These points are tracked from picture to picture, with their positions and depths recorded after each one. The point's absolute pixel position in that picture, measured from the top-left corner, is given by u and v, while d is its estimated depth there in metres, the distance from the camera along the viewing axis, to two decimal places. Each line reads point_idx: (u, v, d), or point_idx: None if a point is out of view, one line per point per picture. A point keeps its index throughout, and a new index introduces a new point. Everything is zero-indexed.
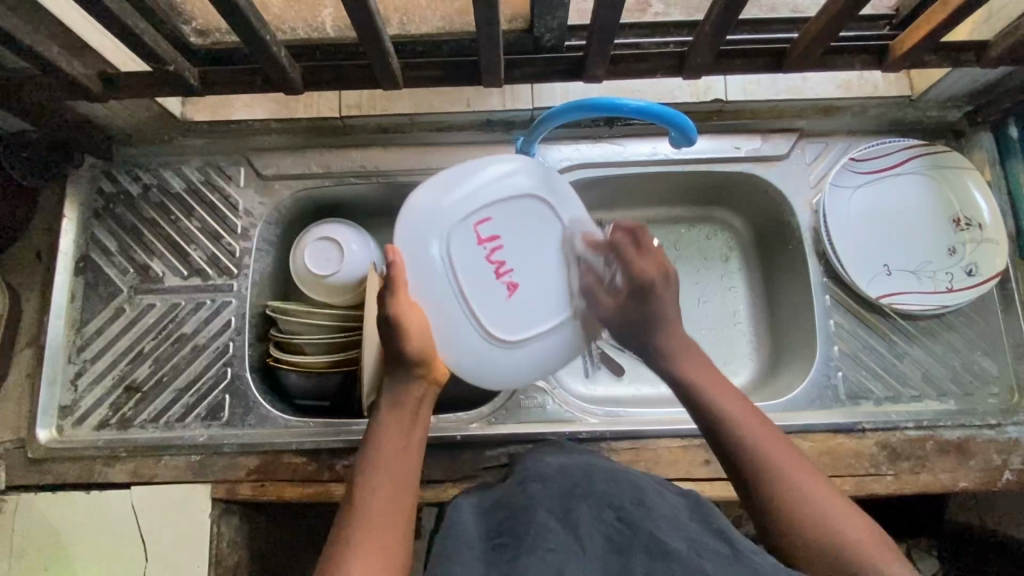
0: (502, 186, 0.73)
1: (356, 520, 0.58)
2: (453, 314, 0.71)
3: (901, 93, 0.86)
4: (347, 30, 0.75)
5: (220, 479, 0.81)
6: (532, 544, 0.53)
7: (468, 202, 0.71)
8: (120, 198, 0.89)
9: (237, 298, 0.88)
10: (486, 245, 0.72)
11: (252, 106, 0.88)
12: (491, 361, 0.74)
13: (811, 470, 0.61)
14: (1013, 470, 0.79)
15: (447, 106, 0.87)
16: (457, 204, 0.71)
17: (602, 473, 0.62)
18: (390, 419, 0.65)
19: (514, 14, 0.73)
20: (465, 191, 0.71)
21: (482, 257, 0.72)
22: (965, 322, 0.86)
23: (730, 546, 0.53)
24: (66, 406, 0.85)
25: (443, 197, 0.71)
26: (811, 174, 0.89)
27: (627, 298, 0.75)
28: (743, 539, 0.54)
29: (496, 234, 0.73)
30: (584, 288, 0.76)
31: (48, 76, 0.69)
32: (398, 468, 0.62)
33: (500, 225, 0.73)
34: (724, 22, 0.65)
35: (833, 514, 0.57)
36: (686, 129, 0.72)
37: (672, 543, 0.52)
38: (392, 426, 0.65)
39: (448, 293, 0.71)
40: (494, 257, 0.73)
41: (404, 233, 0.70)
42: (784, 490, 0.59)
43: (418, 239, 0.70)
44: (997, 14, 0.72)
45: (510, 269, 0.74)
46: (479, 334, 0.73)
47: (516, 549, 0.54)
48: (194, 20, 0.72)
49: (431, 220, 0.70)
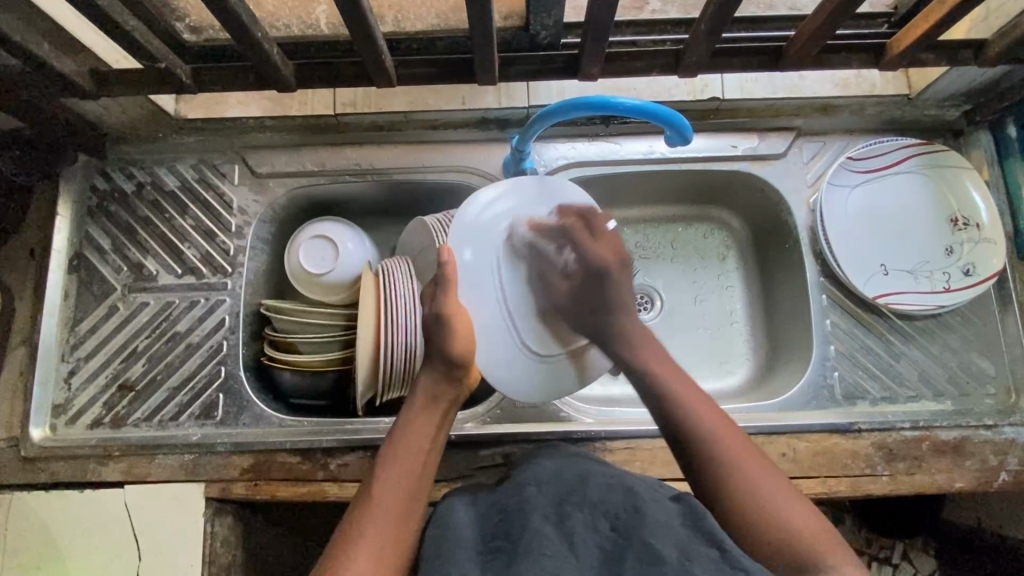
0: (535, 213, 0.79)
1: (374, 510, 0.59)
2: (492, 321, 0.77)
3: (899, 92, 0.86)
4: (340, 26, 0.74)
5: (214, 478, 0.81)
6: (525, 547, 0.53)
7: (515, 221, 0.78)
8: (114, 196, 0.89)
9: (231, 297, 0.87)
10: (524, 260, 0.79)
11: (245, 103, 0.88)
12: (522, 371, 0.78)
13: (769, 469, 0.61)
14: (1009, 471, 0.79)
15: (442, 104, 0.87)
16: (506, 221, 0.78)
17: (599, 479, 0.62)
18: (420, 417, 0.67)
19: (509, 11, 0.71)
20: (507, 212, 0.78)
21: (524, 272, 0.78)
22: (962, 322, 0.86)
23: (722, 552, 0.53)
24: (59, 404, 0.84)
25: (494, 212, 0.77)
26: (808, 173, 0.88)
27: (580, 280, 0.78)
28: (734, 543, 0.54)
29: (537, 251, 0.79)
30: (549, 272, 0.79)
31: (39, 74, 0.68)
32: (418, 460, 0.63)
33: (543, 246, 0.79)
34: (719, 21, 0.65)
35: (786, 515, 0.57)
36: (681, 129, 0.71)
37: (663, 549, 0.52)
38: (420, 418, 0.66)
39: (490, 304, 0.77)
40: (536, 276, 0.79)
41: (456, 242, 0.75)
42: (744, 491, 0.59)
43: (468, 246, 0.75)
44: (995, 12, 0.72)
45: (550, 290, 0.79)
46: (516, 345, 0.78)
47: (510, 555, 0.54)
48: (187, 17, 0.70)
49: (481, 232, 0.76)
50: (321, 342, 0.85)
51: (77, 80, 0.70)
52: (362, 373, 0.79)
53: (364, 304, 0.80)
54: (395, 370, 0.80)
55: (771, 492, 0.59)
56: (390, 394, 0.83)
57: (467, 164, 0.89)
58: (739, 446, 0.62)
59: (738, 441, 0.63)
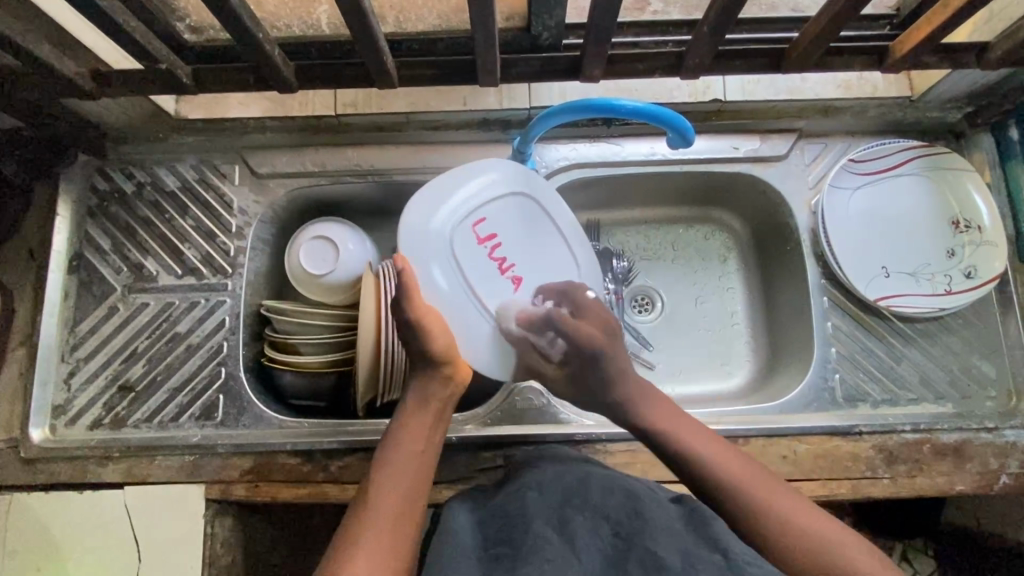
0: (487, 197, 0.78)
1: (372, 510, 0.59)
2: (469, 311, 0.76)
3: (901, 94, 0.85)
4: (341, 27, 0.74)
5: (214, 479, 0.81)
6: (528, 554, 0.53)
7: (464, 208, 0.77)
8: (114, 196, 0.89)
9: (231, 298, 0.87)
10: (485, 244, 0.78)
11: (246, 104, 0.87)
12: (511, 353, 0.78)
13: (785, 493, 0.61)
14: (1010, 474, 0.79)
15: (443, 105, 0.87)
16: (451, 214, 0.76)
17: (598, 482, 0.62)
18: (413, 418, 0.67)
19: (512, 12, 0.71)
20: (460, 205, 0.76)
21: (484, 256, 0.78)
22: (963, 325, 0.86)
23: (725, 557, 0.53)
24: (59, 405, 0.84)
25: (436, 210, 0.75)
26: (809, 175, 0.88)
27: (571, 366, 0.74)
28: (737, 546, 0.54)
29: (493, 232, 0.78)
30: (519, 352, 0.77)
31: (39, 74, 0.68)
32: (415, 459, 0.64)
33: (496, 225, 0.78)
34: (722, 23, 0.65)
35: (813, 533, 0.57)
36: (683, 130, 0.71)
37: (665, 557, 0.52)
38: (415, 419, 0.67)
39: (458, 292, 0.76)
40: (495, 254, 0.78)
41: (408, 251, 0.74)
42: (771, 518, 0.59)
43: (423, 256, 0.74)
44: (998, 15, 0.72)
45: (511, 264, 0.79)
46: (486, 326, 0.77)
47: (514, 562, 0.54)
48: (188, 18, 0.71)
49: (430, 235, 0.75)
50: (321, 343, 0.85)
51: (77, 80, 0.70)
52: (363, 375, 0.79)
53: (365, 305, 0.80)
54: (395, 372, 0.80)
55: (795, 513, 0.59)
56: (390, 395, 0.83)
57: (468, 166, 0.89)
58: (741, 470, 0.63)
59: (743, 470, 0.63)
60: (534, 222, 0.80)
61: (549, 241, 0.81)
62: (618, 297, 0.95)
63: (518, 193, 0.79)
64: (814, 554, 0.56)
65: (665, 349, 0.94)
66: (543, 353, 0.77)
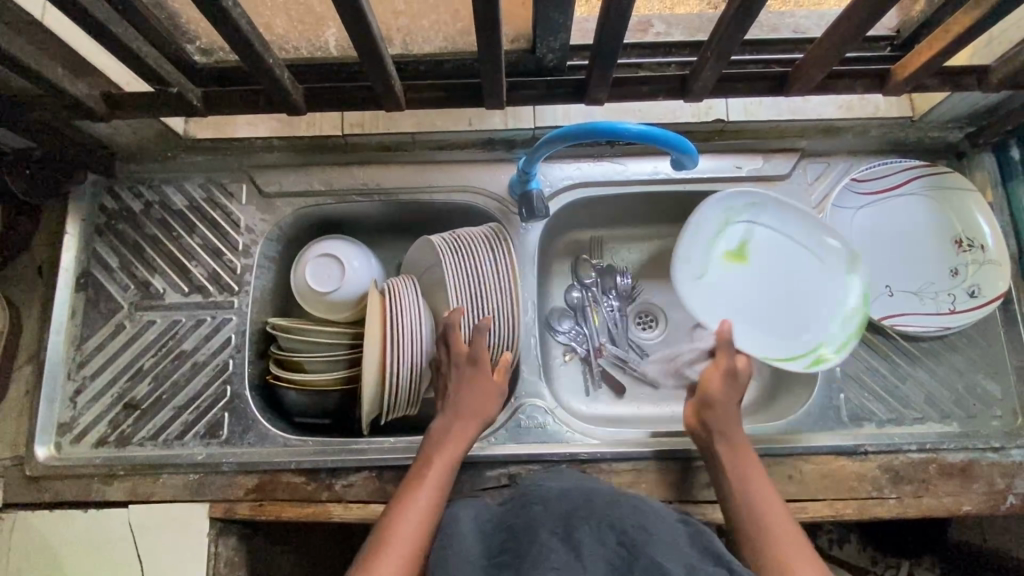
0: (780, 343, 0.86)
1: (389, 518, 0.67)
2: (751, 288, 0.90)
3: (903, 115, 0.86)
4: (349, 50, 0.75)
5: (219, 498, 0.81)
6: (534, 564, 0.52)
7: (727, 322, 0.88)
8: (123, 215, 0.90)
9: (237, 315, 0.87)
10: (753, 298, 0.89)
11: (254, 123, 0.88)
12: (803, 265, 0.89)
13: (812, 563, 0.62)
14: (1017, 494, 0.79)
15: (448, 125, 0.88)
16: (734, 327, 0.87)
17: (603, 495, 0.62)
18: (437, 435, 0.75)
19: (516, 35, 0.72)
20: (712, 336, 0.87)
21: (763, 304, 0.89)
22: (968, 343, 0.86)
23: (728, 571, 0.54)
24: (65, 422, 0.84)
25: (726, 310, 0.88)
26: (812, 195, 0.89)
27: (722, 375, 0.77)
28: (739, 563, 0.56)
29: (742, 312, 0.89)
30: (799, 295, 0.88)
31: (51, 97, 0.69)
32: (434, 483, 0.70)
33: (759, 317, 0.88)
34: (725, 49, 0.66)
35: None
36: (687, 151, 0.72)
37: (671, 566, 0.53)
38: (438, 443, 0.74)
39: (760, 286, 0.90)
40: (756, 308, 0.89)
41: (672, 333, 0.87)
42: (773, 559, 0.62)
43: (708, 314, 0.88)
44: (999, 38, 0.72)
45: (772, 295, 0.89)
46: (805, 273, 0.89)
47: (516, 568, 0.54)
48: (199, 40, 0.71)
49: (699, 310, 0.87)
50: (327, 361, 0.85)
51: (90, 103, 0.71)
52: (368, 394, 0.79)
53: (371, 326, 0.80)
54: (400, 390, 0.80)
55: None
56: (395, 414, 0.83)
57: (473, 184, 0.90)
58: (784, 525, 0.65)
59: (789, 529, 0.65)
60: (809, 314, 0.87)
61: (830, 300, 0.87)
62: (621, 313, 0.96)
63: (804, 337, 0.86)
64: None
65: None
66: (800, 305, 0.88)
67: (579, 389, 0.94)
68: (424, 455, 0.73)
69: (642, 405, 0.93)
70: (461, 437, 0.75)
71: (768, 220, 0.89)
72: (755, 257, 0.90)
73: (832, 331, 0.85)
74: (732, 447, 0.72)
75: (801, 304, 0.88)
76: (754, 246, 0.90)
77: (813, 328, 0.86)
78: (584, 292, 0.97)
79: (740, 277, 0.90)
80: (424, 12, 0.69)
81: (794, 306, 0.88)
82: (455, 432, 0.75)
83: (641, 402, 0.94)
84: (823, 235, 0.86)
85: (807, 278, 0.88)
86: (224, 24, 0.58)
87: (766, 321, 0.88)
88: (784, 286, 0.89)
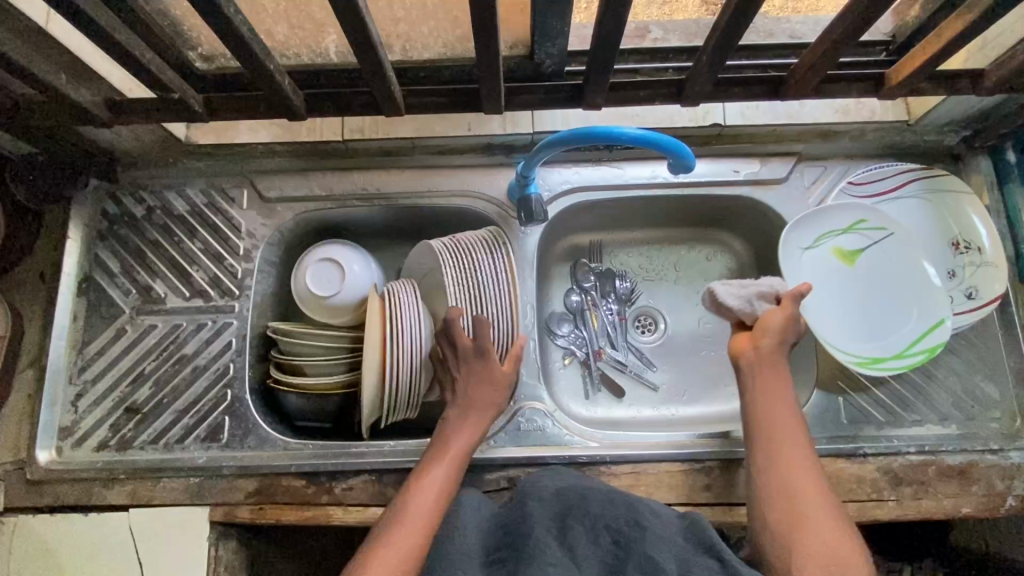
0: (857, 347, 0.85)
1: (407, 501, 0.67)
2: (849, 288, 0.88)
3: (898, 118, 0.87)
4: (349, 56, 0.75)
5: (219, 501, 0.81)
6: (529, 560, 0.55)
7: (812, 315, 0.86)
8: (125, 220, 0.90)
9: (238, 319, 0.88)
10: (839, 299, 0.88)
11: (255, 129, 0.89)
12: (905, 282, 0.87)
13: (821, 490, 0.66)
14: (1016, 496, 0.79)
15: (448, 130, 0.88)
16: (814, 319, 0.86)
17: (598, 494, 0.63)
18: (450, 425, 0.76)
19: (515, 41, 0.73)
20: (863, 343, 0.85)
21: (852, 309, 0.87)
22: (966, 346, 0.86)
23: (719, 561, 0.55)
24: (66, 426, 0.85)
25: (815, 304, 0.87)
26: (809, 199, 0.89)
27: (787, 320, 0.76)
28: (733, 551, 0.56)
29: (827, 309, 0.87)
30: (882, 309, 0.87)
31: (55, 103, 0.69)
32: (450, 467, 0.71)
33: (842, 317, 0.87)
34: (721, 51, 0.66)
35: (812, 519, 0.64)
36: (684, 155, 0.73)
37: (663, 563, 0.54)
38: (451, 434, 0.75)
39: (857, 289, 0.88)
40: (841, 309, 0.87)
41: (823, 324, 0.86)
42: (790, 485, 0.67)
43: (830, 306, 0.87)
44: (992, 42, 0.73)
45: (856, 298, 0.88)
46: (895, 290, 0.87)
47: (515, 568, 0.56)
48: (200, 47, 0.73)
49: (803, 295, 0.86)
50: (327, 364, 0.85)
51: (93, 109, 0.71)
52: (367, 397, 0.80)
53: (370, 330, 0.80)
54: (400, 393, 0.80)
55: (815, 513, 0.64)
56: (395, 417, 0.83)
57: (473, 189, 0.90)
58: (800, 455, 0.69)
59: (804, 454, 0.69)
60: (885, 327, 0.86)
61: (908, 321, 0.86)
62: (620, 317, 0.97)
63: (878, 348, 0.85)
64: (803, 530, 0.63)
65: (669, 371, 0.95)
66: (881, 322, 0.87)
67: (579, 393, 0.94)
68: (439, 443, 0.74)
69: (642, 408, 0.94)
70: (473, 427, 0.76)
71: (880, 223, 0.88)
72: (867, 264, 0.89)
73: (911, 344, 0.84)
74: (763, 378, 0.74)
75: (881, 314, 0.87)
76: (872, 253, 0.89)
77: (891, 336, 0.86)
78: (584, 295, 0.97)
79: (882, 283, 0.88)
80: (423, 19, 0.70)
81: (883, 316, 0.87)
82: (467, 422, 0.76)
83: (640, 405, 0.94)
84: (919, 246, 0.87)
85: (894, 293, 0.87)
86: (225, 31, 0.59)
87: (848, 311, 0.87)
88: (871, 295, 0.88)
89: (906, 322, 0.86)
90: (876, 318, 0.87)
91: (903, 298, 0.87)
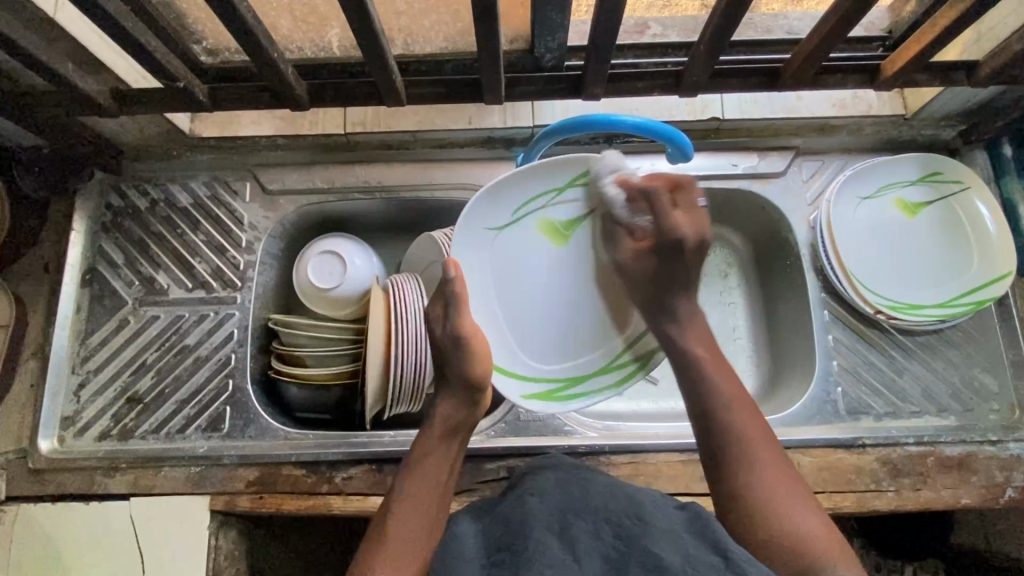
0: (879, 293, 0.86)
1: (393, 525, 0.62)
2: (892, 239, 0.88)
3: (895, 112, 0.88)
4: (351, 49, 0.76)
5: (220, 491, 0.81)
6: (531, 562, 0.52)
7: (849, 251, 0.86)
8: (128, 213, 0.91)
9: (240, 311, 0.89)
10: (878, 247, 0.88)
11: (259, 122, 0.90)
12: (950, 246, 0.88)
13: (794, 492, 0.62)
14: (1015, 487, 0.79)
15: (449, 123, 0.89)
16: (850, 255, 0.86)
17: (600, 486, 0.61)
18: (433, 440, 0.69)
19: (515, 35, 0.74)
20: (885, 290, 0.86)
21: (887, 259, 0.88)
22: (965, 338, 0.86)
23: (725, 559, 0.52)
24: (68, 416, 0.85)
25: (854, 244, 0.87)
26: (807, 192, 0.90)
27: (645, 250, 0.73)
28: (739, 551, 0.53)
29: (863, 252, 0.87)
30: (919, 268, 0.87)
31: (61, 92, 0.70)
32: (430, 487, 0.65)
33: (874, 265, 0.87)
34: (718, 43, 0.67)
35: (770, 490, 0.61)
36: (682, 146, 0.75)
37: (667, 563, 0.51)
38: (433, 446, 0.68)
39: (899, 244, 0.88)
40: (877, 256, 0.88)
41: (855, 260, 0.86)
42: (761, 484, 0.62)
43: (863, 248, 0.88)
44: (986, 35, 0.73)
45: (895, 249, 0.88)
46: (934, 253, 0.88)
47: (516, 568, 0.52)
48: (205, 40, 0.74)
49: (840, 233, 0.87)
50: (330, 355, 0.86)
51: (99, 98, 0.72)
52: (372, 389, 0.79)
53: (373, 323, 0.80)
54: (404, 383, 0.80)
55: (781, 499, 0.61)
56: (398, 408, 0.83)
57: (473, 182, 0.91)
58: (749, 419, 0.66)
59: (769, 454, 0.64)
60: (912, 283, 0.87)
61: (932, 286, 0.87)
62: None
63: (897, 300, 0.86)
64: (761, 519, 0.60)
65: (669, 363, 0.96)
66: (912, 280, 0.87)
67: None
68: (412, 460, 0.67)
69: (641, 401, 0.94)
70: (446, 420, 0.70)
71: (942, 182, 0.88)
72: (916, 220, 0.89)
73: (930, 304, 0.86)
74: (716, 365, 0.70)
75: (915, 271, 0.87)
76: (927, 210, 0.89)
77: (917, 293, 0.86)
78: None
79: (924, 236, 0.88)
80: (424, 13, 0.71)
81: (919, 270, 0.87)
82: (438, 420, 0.70)
83: (641, 398, 0.94)
84: (973, 211, 0.87)
85: (934, 256, 0.88)
86: (231, 19, 0.60)
87: (885, 257, 0.88)
88: (911, 252, 0.88)
89: (933, 284, 0.87)
90: (909, 274, 0.87)
91: (941, 263, 0.87)
